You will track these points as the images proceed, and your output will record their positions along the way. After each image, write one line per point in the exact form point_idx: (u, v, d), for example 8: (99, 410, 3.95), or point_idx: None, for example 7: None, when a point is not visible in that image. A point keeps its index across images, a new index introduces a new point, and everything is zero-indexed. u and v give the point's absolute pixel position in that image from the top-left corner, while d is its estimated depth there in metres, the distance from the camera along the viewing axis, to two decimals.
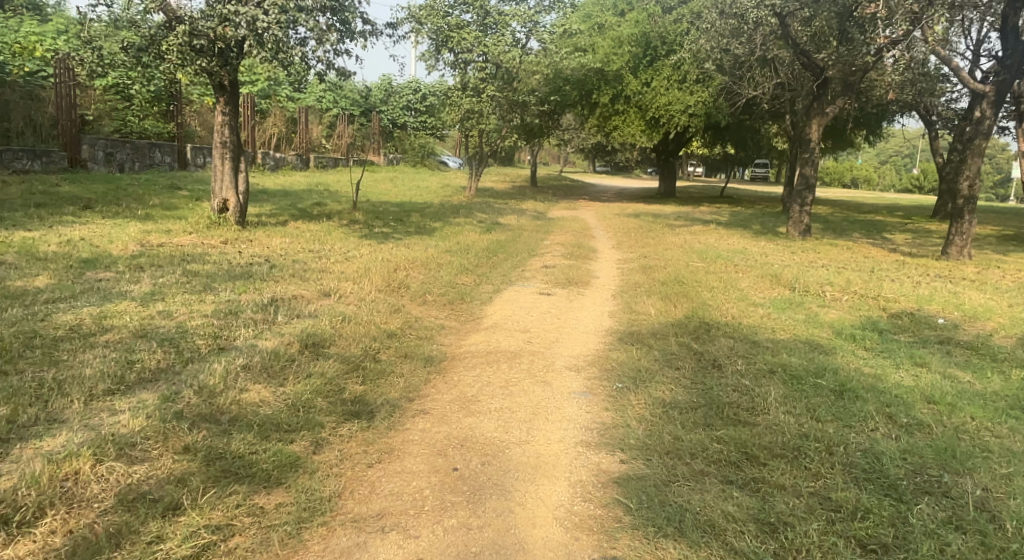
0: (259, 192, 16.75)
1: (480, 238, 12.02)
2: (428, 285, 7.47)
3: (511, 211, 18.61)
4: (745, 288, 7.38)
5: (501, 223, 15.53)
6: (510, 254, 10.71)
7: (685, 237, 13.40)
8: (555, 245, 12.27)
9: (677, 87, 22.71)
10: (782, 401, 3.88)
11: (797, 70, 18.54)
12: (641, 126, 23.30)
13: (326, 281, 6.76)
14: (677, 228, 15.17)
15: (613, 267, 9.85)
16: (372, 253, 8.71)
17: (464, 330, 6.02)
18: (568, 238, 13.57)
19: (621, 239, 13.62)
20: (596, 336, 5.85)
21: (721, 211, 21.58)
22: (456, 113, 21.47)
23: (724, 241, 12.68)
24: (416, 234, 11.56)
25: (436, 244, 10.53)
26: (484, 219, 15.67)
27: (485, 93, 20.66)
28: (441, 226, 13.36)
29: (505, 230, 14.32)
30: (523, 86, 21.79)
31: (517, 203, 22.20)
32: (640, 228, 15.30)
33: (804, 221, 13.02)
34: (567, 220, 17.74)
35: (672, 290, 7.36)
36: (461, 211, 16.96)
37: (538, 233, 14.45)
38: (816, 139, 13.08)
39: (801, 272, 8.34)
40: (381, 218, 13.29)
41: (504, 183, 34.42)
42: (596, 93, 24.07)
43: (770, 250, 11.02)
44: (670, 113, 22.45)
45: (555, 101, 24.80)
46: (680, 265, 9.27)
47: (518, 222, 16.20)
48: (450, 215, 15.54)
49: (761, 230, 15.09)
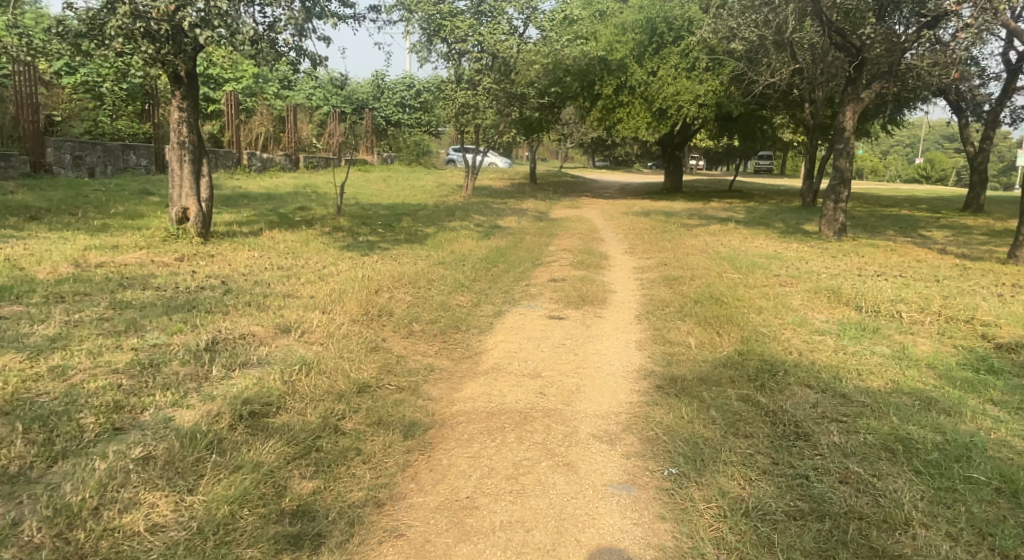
0: (238, 196, 15.47)
1: (478, 245, 10.77)
2: (416, 310, 6.21)
3: (512, 212, 17.37)
4: (799, 308, 6.15)
5: (501, 226, 14.20)
6: (512, 265, 9.45)
7: (706, 239, 12.15)
8: (563, 252, 11.00)
9: (687, 76, 21.37)
10: (926, 511, 2.79)
11: (818, 55, 17.26)
12: (648, 118, 22.01)
13: (288, 311, 5.47)
14: (694, 229, 13.89)
15: (632, 279, 8.57)
16: (353, 269, 7.46)
17: (459, 376, 4.76)
18: (575, 243, 12.29)
19: (635, 243, 12.31)
20: (628, 382, 4.58)
21: (736, 208, 20.28)
22: (451, 109, 20.24)
23: (750, 244, 11.42)
24: (406, 242, 10.29)
25: (429, 254, 9.27)
26: (482, 222, 14.37)
27: (481, 86, 19.43)
28: (435, 232, 12.07)
29: (506, 234, 13.04)
30: (521, 78, 20.54)
31: (518, 202, 20.94)
32: (654, 229, 14.01)
33: (838, 220, 11.79)
34: (572, 221, 16.45)
35: (710, 311, 6.12)
36: (457, 213, 15.69)
37: (543, 237, 13.17)
38: (850, 127, 11.90)
39: (858, 284, 7.11)
40: (368, 224, 12.01)
41: (502, 180, 33.09)
42: (599, 85, 22.81)
43: (807, 255, 9.75)
44: (679, 104, 21.08)
45: (556, 94, 23.52)
46: (710, 275, 8.01)
47: (519, 225, 14.89)
48: (445, 219, 14.27)
49: (786, 230, 13.80)
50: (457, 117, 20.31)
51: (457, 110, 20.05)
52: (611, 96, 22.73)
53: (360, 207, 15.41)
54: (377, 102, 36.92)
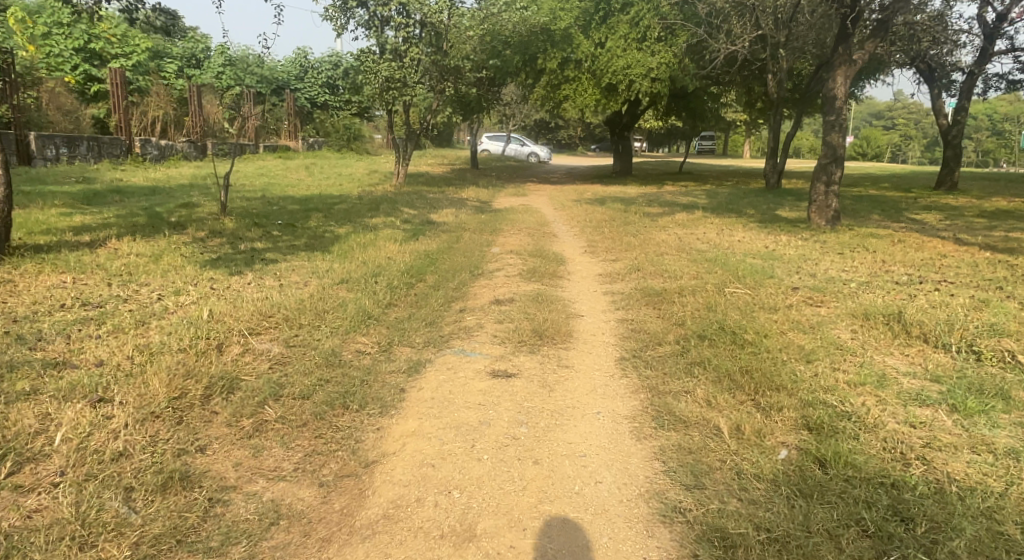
0: (111, 192, 12.82)
1: (400, 250, 8.54)
2: (280, 375, 3.96)
3: (447, 203, 15.22)
4: (859, 351, 4.17)
5: (434, 221, 11.97)
6: (442, 280, 7.24)
7: (677, 232, 10.21)
8: (508, 255, 8.83)
9: (637, 47, 19.39)
10: None
11: (784, 19, 15.45)
12: (596, 95, 19.93)
13: (26, 407, 3.11)
14: (660, 219, 11.94)
15: (601, 296, 6.48)
16: (203, 300, 5.12)
17: (316, 545, 2.58)
18: (521, 241, 10.17)
19: (594, 239, 10.28)
20: (628, 547, 2.55)
21: (695, 191, 18.48)
22: (370, 86, 17.80)
23: (731, 237, 9.53)
24: (303, 249, 7.96)
25: (330, 267, 6.98)
26: (411, 217, 12.12)
27: (405, 59, 17.09)
28: (348, 232, 9.75)
29: (439, 233, 10.82)
30: (455, 51, 18.31)
31: (455, 191, 18.77)
32: (614, 220, 11.98)
33: (831, 205, 9.85)
34: (517, 212, 14.33)
35: (733, 359, 4.06)
36: (382, 206, 13.41)
37: (485, 235, 10.98)
38: (842, 96, 9.88)
39: (912, 302, 5.19)
40: (263, 224, 9.63)
41: (439, 166, 30.78)
42: (541, 59, 20.64)
43: (809, 253, 7.85)
44: (630, 78, 19.04)
45: (494, 70, 21.33)
46: (704, 288, 6.00)
47: (455, 219, 12.65)
48: (366, 214, 11.97)
49: (764, 217, 11.96)
50: (378, 96, 17.88)
51: (377, 87, 17.61)
52: (555, 71, 20.59)
53: (264, 203, 12.96)
54: (301, 82, 34.85)
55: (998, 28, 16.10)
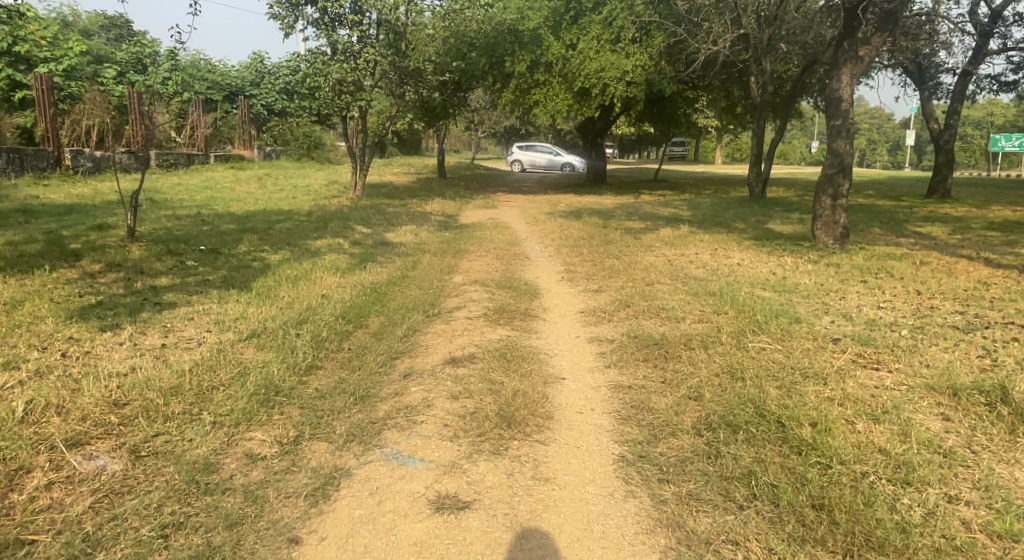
0: (18, 213, 11.36)
1: (341, 282, 7.14)
2: (102, 527, 2.69)
3: (406, 218, 13.87)
4: (976, 462, 2.93)
5: (388, 241, 10.57)
6: (386, 327, 5.83)
7: (662, 253, 9.01)
8: (471, 285, 7.49)
9: (611, 48, 18.22)
10: None
11: (766, 16, 14.31)
12: (568, 100, 18.68)
13: None
14: (643, 236, 10.68)
15: (587, 347, 5.21)
16: (32, 384, 3.72)
17: None
18: (487, 266, 8.83)
19: (570, 261, 9.05)
20: None
21: (673, 202, 17.36)
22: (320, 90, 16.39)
23: (727, 258, 8.32)
24: (216, 287, 6.51)
25: (242, 314, 5.55)
26: (362, 236, 10.71)
27: (358, 60, 15.69)
28: (282, 259, 8.31)
29: (393, 256, 9.42)
30: (415, 52, 17.00)
31: (417, 203, 17.46)
32: (591, 238, 10.71)
33: (839, 220, 8.44)
34: (485, 228, 13.03)
35: (792, 475, 2.84)
36: (331, 223, 12.03)
37: (447, 258, 9.60)
38: (850, 95, 8.55)
39: (1002, 365, 3.90)
40: (180, 251, 8.25)
41: (404, 175, 29.44)
42: (508, 61, 19.36)
43: (827, 281, 6.60)
44: (604, 82, 17.83)
45: (458, 74, 20.04)
46: (717, 337, 4.75)
47: (413, 238, 11.25)
48: (310, 234, 10.60)
49: (759, 233, 10.72)
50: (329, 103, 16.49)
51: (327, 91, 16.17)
52: (524, 75, 19.32)
53: (195, 225, 11.51)
54: (257, 89, 33.47)
55: (994, 26, 14.99)
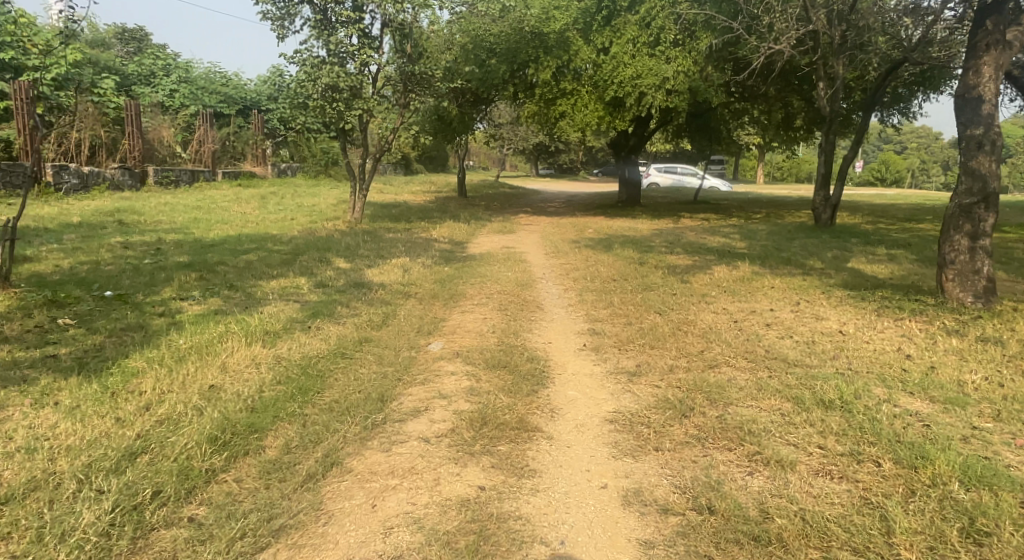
0: None
1: (258, 354, 4.91)
2: None
3: (404, 248, 11.74)
4: None
5: (367, 281, 8.36)
6: (289, 455, 3.56)
7: (719, 307, 6.64)
8: (453, 359, 5.21)
9: (648, 53, 15.93)
10: None
11: (841, 9, 11.78)
12: (598, 111, 16.46)
13: None
14: (693, 279, 8.29)
15: (623, 532, 2.89)
16: None
17: None
18: (483, 321, 6.59)
19: (595, 316, 6.77)
20: None
21: (720, 229, 14.95)
22: (301, 95, 13.67)
23: (816, 322, 5.93)
24: (52, 371, 4.30)
25: (35, 440, 3.31)
26: (336, 274, 8.53)
27: (354, 63, 13.44)
28: (202, 313, 6.11)
29: (364, 302, 7.19)
30: (425, 57, 14.92)
31: (423, 228, 15.39)
32: (626, 280, 8.36)
33: (981, 270, 5.98)
34: (493, 260, 10.82)
35: None
36: (307, 253, 9.92)
37: (434, 307, 7.33)
38: (995, 93, 6.03)
39: None
40: (70, 301, 6.15)
41: (422, 193, 27.52)
42: (532, 68, 17.22)
43: (1004, 379, 4.18)
44: (640, 90, 15.53)
45: (476, 82, 17.92)
46: (884, 544, 2.71)
47: (401, 275, 9.02)
48: (271, 269, 8.49)
49: (846, 276, 8.25)
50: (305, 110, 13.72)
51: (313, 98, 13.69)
52: (549, 83, 17.16)
53: (140, 257, 9.49)
54: (272, 102, 31.96)
55: None
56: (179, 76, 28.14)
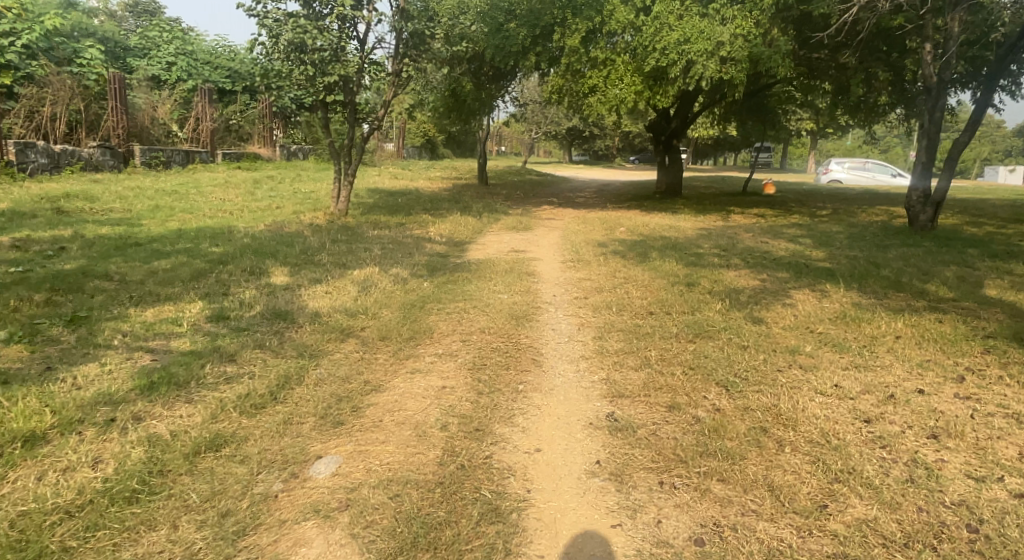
0: None
1: None
2: None
3: (385, 250, 9.30)
4: None
5: (298, 306, 5.90)
6: None
7: (823, 384, 4.02)
8: (337, 515, 2.83)
9: (699, 12, 13.33)
10: None
11: None
12: (636, 84, 13.85)
13: None
14: (769, 315, 5.66)
15: None
16: None
17: None
18: (442, 391, 4.18)
19: (619, 394, 4.23)
20: None
21: (780, 231, 12.18)
22: (266, 59, 11.29)
23: (1016, 440, 3.29)
24: None
25: None
26: (256, 295, 6.09)
27: (334, 19, 10.95)
28: None
29: (265, 351, 4.72)
30: (432, 15, 12.50)
31: (422, 222, 12.95)
32: (668, 316, 5.76)
33: None
34: (494, 271, 8.35)
35: None
36: (242, 258, 7.50)
37: (372, 362, 4.82)
38: None
39: None
40: None
41: (439, 180, 25.08)
42: (557, 32, 14.57)
43: None
44: (688, 58, 12.90)
45: (492, 50, 15.33)
46: None
47: (355, 296, 6.55)
48: (166, 287, 6.06)
49: (1002, 318, 5.55)
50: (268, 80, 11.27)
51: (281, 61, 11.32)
52: (577, 50, 14.40)
53: (16, 262, 7.15)
54: None
55: None
56: (180, 50, 26.08)
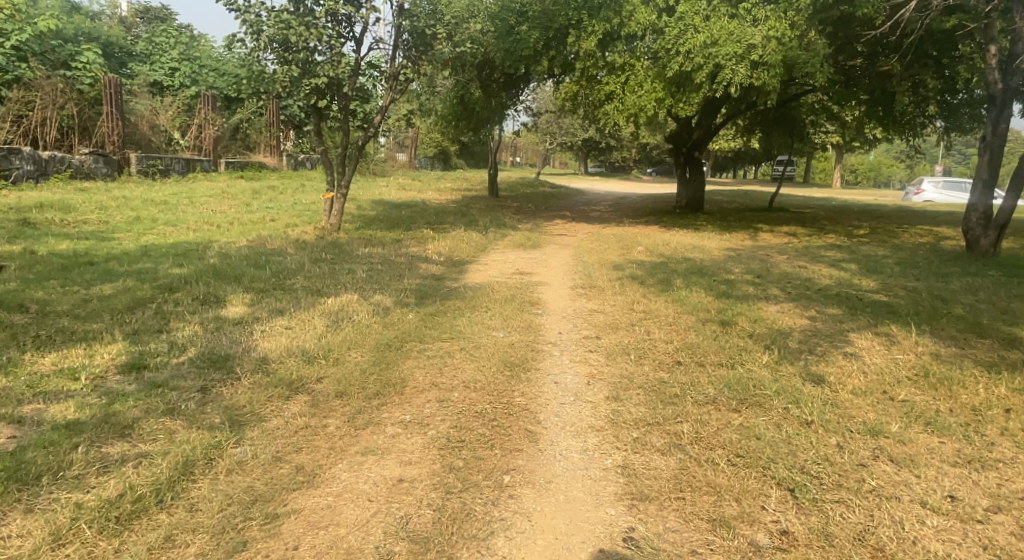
0: None
1: None
2: None
3: (373, 273, 8.23)
4: None
5: (243, 349, 4.80)
6: None
7: (932, 495, 2.92)
8: None
9: (729, 13, 12.19)
10: None
11: None
12: (657, 91, 12.69)
13: None
14: (830, 374, 4.48)
15: None
16: None
17: None
18: (400, 494, 3.03)
19: (640, 494, 3.09)
20: None
21: (818, 254, 10.96)
22: (250, 58, 10.28)
23: None
24: None
25: None
26: (195, 334, 5.00)
27: (324, 15, 9.91)
28: None
29: (177, 419, 3.61)
30: (436, 12, 11.46)
31: (421, 238, 11.90)
32: (700, 372, 4.59)
33: None
34: (491, 299, 7.23)
35: None
36: (196, 283, 6.42)
37: (316, 433, 3.69)
38: None
39: None
40: None
41: (448, 192, 24.06)
42: (571, 35, 13.52)
43: None
44: (715, 62, 11.75)
45: (502, 55, 14.28)
46: None
47: (319, 333, 5.44)
48: (86, 324, 4.97)
49: None
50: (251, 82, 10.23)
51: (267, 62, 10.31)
52: (593, 54, 13.41)
53: None
54: None
55: None
56: (184, 55, 25.32)
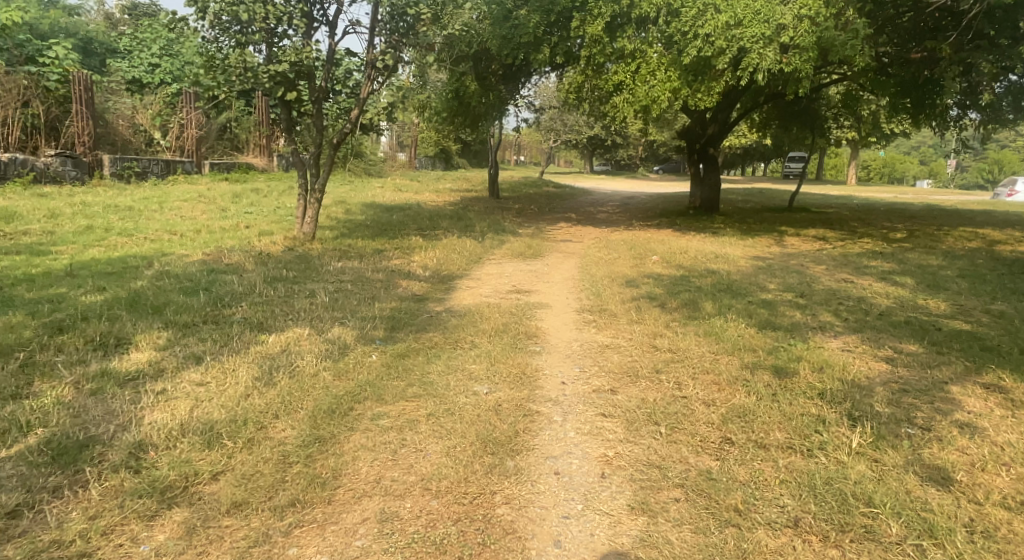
0: None
1: None
2: None
3: (340, 295, 6.87)
4: None
5: (116, 427, 3.43)
6: None
7: None
8: None
9: None
10: None
11: None
12: (673, 79, 11.29)
13: None
14: (955, 469, 3.11)
15: None
16: None
17: None
18: None
19: None
20: None
21: (862, 265, 9.56)
22: (206, 44, 8.98)
23: None
24: None
25: None
26: (57, 402, 3.62)
27: None
28: None
29: None
30: None
31: (407, 247, 10.55)
32: (764, 463, 3.23)
33: None
34: (480, 331, 5.86)
35: None
36: (100, 318, 5.02)
37: None
38: None
39: None
40: None
41: (447, 193, 22.68)
42: (576, 18, 12.13)
43: None
44: (739, 44, 10.36)
45: (499, 42, 12.91)
46: None
47: (241, 393, 4.08)
48: None
49: None
50: (208, 71, 8.91)
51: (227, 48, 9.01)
52: (599, 40, 12.00)
53: None
54: None
55: None
56: (165, 50, 23.78)
